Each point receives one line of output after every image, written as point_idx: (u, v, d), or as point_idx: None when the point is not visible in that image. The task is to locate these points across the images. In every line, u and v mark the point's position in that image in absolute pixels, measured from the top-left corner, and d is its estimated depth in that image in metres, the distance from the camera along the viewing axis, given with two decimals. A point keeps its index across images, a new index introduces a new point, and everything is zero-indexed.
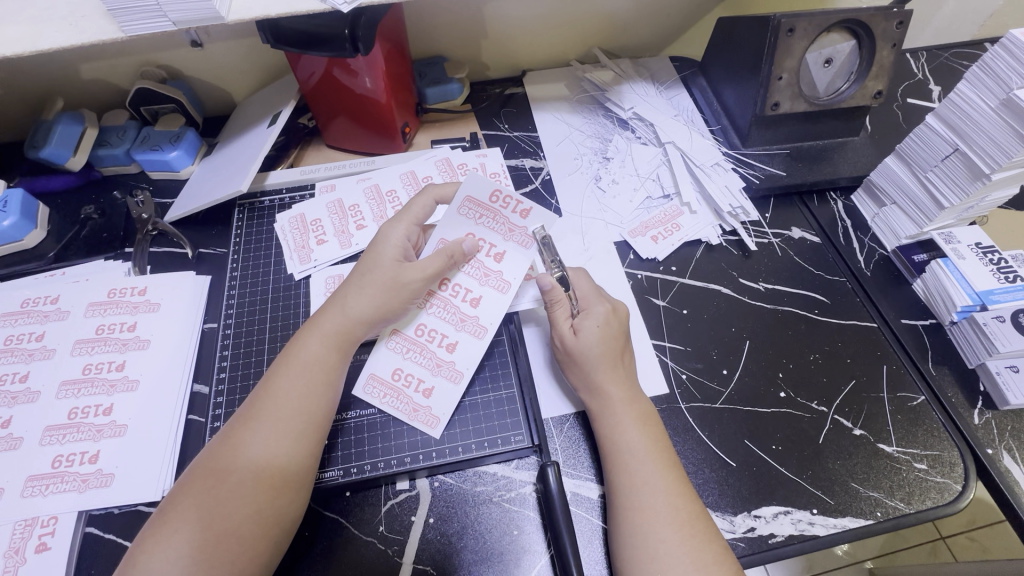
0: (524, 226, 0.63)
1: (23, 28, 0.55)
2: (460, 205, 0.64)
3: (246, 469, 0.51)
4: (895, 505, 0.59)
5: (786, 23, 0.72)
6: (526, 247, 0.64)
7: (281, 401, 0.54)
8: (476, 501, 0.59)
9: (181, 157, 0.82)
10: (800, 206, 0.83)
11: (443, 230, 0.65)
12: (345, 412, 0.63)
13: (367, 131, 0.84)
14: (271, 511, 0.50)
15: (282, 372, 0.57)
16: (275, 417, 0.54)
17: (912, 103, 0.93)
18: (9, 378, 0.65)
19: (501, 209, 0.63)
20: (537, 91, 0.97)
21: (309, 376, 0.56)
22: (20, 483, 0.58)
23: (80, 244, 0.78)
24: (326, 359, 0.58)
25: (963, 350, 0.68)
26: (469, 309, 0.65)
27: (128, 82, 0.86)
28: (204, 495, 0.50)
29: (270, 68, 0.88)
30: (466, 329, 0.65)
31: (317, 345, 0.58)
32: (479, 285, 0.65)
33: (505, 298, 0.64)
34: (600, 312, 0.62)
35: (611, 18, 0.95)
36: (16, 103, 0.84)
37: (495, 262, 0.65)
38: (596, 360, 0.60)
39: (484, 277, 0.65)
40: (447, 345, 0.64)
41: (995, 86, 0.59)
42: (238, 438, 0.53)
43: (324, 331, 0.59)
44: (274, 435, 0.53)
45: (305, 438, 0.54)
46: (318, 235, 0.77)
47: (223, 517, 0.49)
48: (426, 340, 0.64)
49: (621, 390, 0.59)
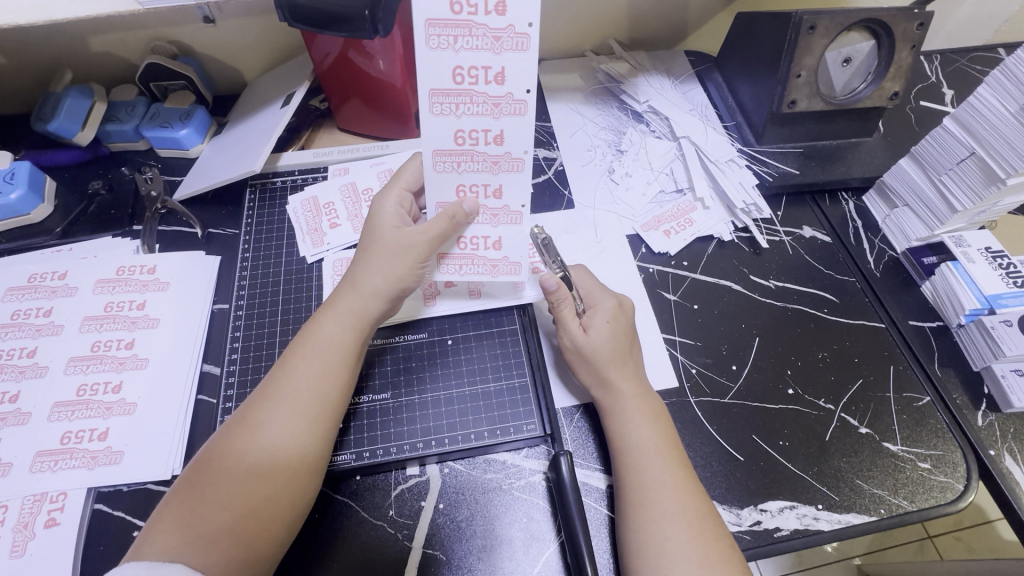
0: (507, 23, 0.49)
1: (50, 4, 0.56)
2: (426, 38, 0.49)
3: (261, 450, 0.51)
4: (898, 502, 0.60)
5: (808, 20, 0.72)
6: (523, 114, 0.54)
7: (300, 382, 0.54)
8: (486, 488, 0.59)
9: (192, 135, 0.81)
10: (811, 205, 0.83)
11: (426, 77, 0.51)
12: (360, 395, 0.63)
13: (380, 116, 0.83)
14: (288, 492, 0.51)
15: (299, 354, 0.56)
16: (292, 398, 0.53)
17: (926, 106, 0.93)
18: (16, 353, 0.64)
19: (472, 17, 0.48)
20: (550, 82, 0.96)
21: (327, 358, 0.56)
22: (28, 458, 0.58)
23: (87, 220, 0.77)
24: (345, 343, 0.57)
25: (969, 353, 0.68)
26: (496, 148, 0.56)
27: (138, 58, 0.84)
28: (220, 477, 0.50)
29: (283, 47, 0.87)
30: (503, 169, 0.58)
31: (333, 326, 0.57)
32: (495, 120, 0.54)
33: (529, 120, 0.54)
34: (607, 308, 0.63)
35: (629, 9, 0.94)
36: (22, 74, 0.82)
37: (497, 146, 0.56)
38: (607, 352, 0.60)
39: (495, 219, 0.61)
40: (494, 245, 0.63)
41: (1016, 90, 0.59)
42: (254, 418, 0.52)
43: (339, 312, 0.58)
44: (290, 416, 0.52)
45: (321, 421, 0.54)
46: (331, 218, 0.76)
47: (241, 498, 0.49)
48: (473, 249, 0.63)
49: (631, 384, 0.59)
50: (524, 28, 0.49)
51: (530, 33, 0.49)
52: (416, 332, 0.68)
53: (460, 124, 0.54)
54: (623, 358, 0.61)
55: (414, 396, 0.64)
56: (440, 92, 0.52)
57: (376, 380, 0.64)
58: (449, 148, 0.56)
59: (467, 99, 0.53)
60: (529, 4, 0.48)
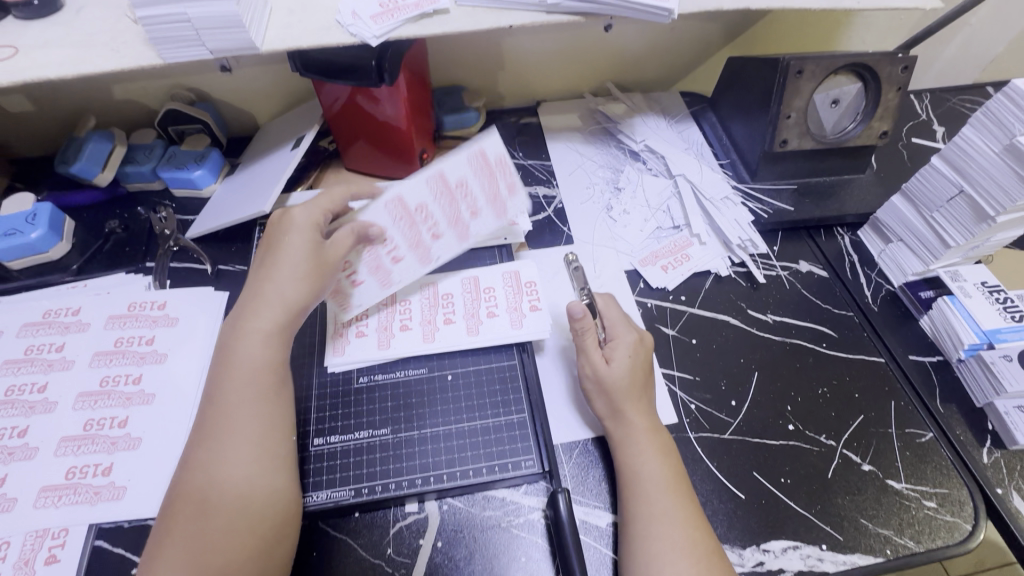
0: (497, 157, 0.68)
1: (85, 60, 0.61)
2: (427, 176, 0.67)
3: (219, 476, 0.51)
4: (904, 543, 0.59)
5: (795, 65, 0.75)
6: (504, 214, 0.70)
7: (238, 404, 0.55)
8: (485, 526, 0.59)
9: (205, 176, 0.85)
10: (807, 240, 0.84)
11: (403, 190, 0.67)
12: (307, 439, 0.63)
13: (386, 157, 0.86)
14: (264, 509, 0.51)
15: (225, 376, 0.56)
16: (232, 420, 0.54)
17: (918, 142, 0.95)
18: (28, 388, 0.66)
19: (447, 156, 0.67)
20: (550, 122, 1.00)
21: (253, 374, 0.56)
22: (33, 493, 0.59)
23: (103, 258, 0.80)
24: (272, 352, 0.58)
25: (971, 388, 0.68)
26: (467, 214, 0.70)
27: (157, 103, 0.89)
28: (192, 514, 0.50)
29: (296, 93, 0.92)
30: (456, 228, 0.70)
31: (251, 341, 0.58)
32: (478, 215, 0.70)
33: (507, 220, 0.70)
34: (629, 340, 0.64)
35: (625, 53, 0.99)
36: (49, 119, 0.87)
37: (469, 217, 0.70)
38: (615, 386, 0.61)
39: (415, 243, 0.69)
40: (393, 262, 0.70)
41: (998, 131, 0.62)
42: (202, 454, 0.53)
43: (256, 327, 0.58)
44: (239, 438, 0.53)
45: (268, 432, 0.55)
46: (350, 274, 0.68)
47: (215, 525, 0.50)
48: (374, 260, 0.69)
49: (644, 420, 0.60)
50: (500, 155, 0.68)
51: (506, 161, 0.68)
52: (415, 366, 0.69)
53: (428, 202, 0.68)
54: (639, 391, 0.61)
55: (414, 431, 0.64)
56: (434, 180, 0.67)
57: (374, 416, 0.65)
58: (406, 206, 0.67)
59: (448, 199, 0.68)
60: (495, 143, 0.68)
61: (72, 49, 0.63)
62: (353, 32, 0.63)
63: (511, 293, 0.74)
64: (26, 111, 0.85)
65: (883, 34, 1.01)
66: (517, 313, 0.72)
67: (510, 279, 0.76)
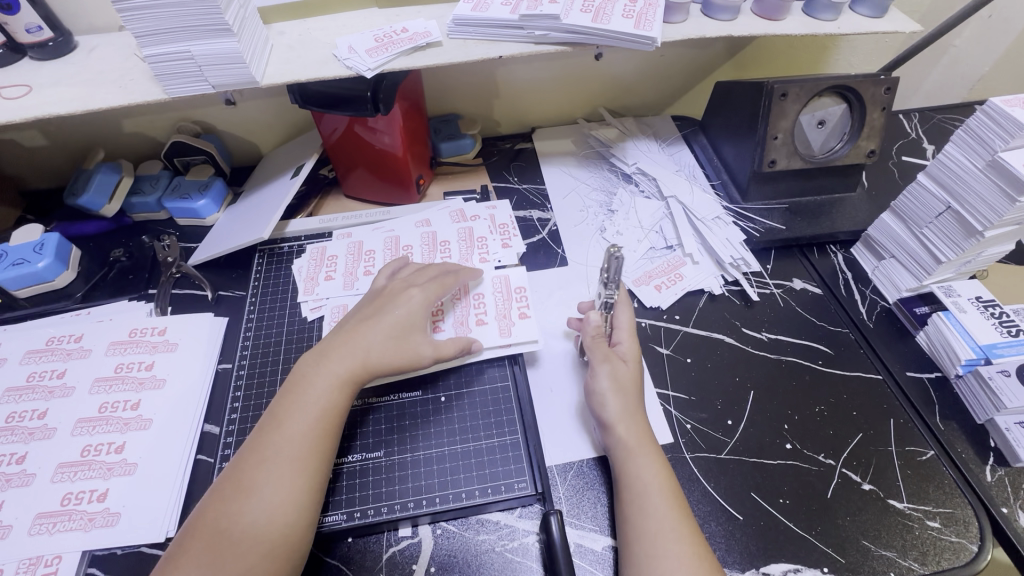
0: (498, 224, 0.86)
1: (93, 97, 0.64)
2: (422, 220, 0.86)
3: (259, 511, 0.51)
4: (909, 565, 0.57)
5: (779, 88, 0.78)
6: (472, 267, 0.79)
7: (293, 445, 0.55)
8: (478, 550, 0.58)
9: (208, 205, 0.87)
10: (800, 258, 0.85)
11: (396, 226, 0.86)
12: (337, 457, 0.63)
13: (384, 183, 0.89)
14: (285, 559, 0.50)
15: (295, 414, 0.57)
16: (288, 457, 0.54)
17: (907, 160, 0.97)
18: (28, 415, 0.66)
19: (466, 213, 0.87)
20: (544, 147, 1.03)
21: (317, 418, 0.57)
22: (28, 520, 0.59)
23: (106, 286, 0.82)
24: (337, 402, 0.59)
25: (971, 404, 0.67)
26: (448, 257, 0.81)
27: (164, 136, 0.92)
28: (219, 542, 0.50)
29: (298, 123, 0.95)
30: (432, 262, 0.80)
31: (326, 381, 0.59)
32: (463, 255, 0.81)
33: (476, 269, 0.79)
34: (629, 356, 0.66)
35: (616, 80, 1.02)
36: (60, 152, 0.91)
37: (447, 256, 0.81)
38: (610, 396, 0.62)
39: (357, 265, 0.81)
40: (327, 277, 0.80)
41: (980, 148, 0.63)
42: (252, 479, 0.53)
43: (333, 371, 0.60)
44: (284, 477, 0.53)
45: (315, 478, 0.55)
46: (329, 270, 0.81)
47: (232, 560, 0.49)
48: (325, 262, 0.82)
49: (632, 433, 0.59)
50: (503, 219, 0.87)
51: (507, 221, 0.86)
52: (411, 390, 0.69)
53: (401, 240, 0.84)
54: (629, 389, 0.63)
55: (409, 454, 0.64)
56: (424, 226, 0.85)
57: (368, 440, 0.65)
58: (384, 239, 0.84)
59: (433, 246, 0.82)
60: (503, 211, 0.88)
61: (82, 86, 0.66)
62: (349, 65, 0.66)
63: (500, 300, 0.75)
64: (39, 145, 0.89)
65: (868, 56, 1.04)
66: (507, 321, 0.73)
67: (500, 284, 0.77)
